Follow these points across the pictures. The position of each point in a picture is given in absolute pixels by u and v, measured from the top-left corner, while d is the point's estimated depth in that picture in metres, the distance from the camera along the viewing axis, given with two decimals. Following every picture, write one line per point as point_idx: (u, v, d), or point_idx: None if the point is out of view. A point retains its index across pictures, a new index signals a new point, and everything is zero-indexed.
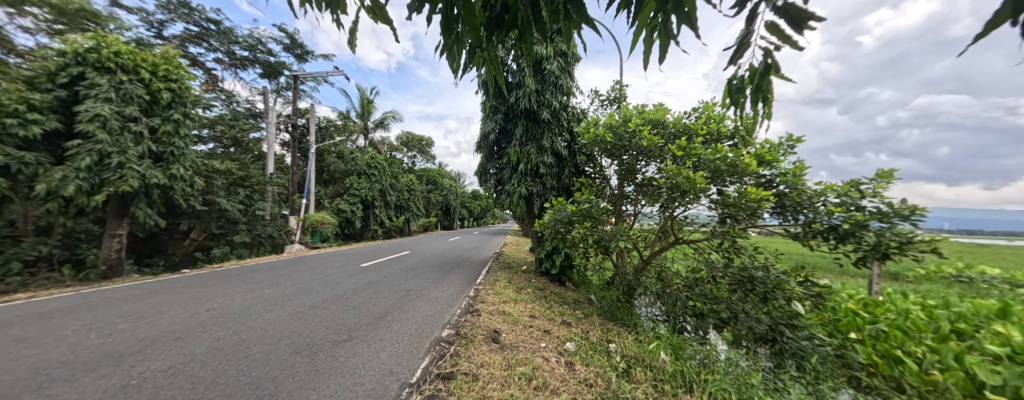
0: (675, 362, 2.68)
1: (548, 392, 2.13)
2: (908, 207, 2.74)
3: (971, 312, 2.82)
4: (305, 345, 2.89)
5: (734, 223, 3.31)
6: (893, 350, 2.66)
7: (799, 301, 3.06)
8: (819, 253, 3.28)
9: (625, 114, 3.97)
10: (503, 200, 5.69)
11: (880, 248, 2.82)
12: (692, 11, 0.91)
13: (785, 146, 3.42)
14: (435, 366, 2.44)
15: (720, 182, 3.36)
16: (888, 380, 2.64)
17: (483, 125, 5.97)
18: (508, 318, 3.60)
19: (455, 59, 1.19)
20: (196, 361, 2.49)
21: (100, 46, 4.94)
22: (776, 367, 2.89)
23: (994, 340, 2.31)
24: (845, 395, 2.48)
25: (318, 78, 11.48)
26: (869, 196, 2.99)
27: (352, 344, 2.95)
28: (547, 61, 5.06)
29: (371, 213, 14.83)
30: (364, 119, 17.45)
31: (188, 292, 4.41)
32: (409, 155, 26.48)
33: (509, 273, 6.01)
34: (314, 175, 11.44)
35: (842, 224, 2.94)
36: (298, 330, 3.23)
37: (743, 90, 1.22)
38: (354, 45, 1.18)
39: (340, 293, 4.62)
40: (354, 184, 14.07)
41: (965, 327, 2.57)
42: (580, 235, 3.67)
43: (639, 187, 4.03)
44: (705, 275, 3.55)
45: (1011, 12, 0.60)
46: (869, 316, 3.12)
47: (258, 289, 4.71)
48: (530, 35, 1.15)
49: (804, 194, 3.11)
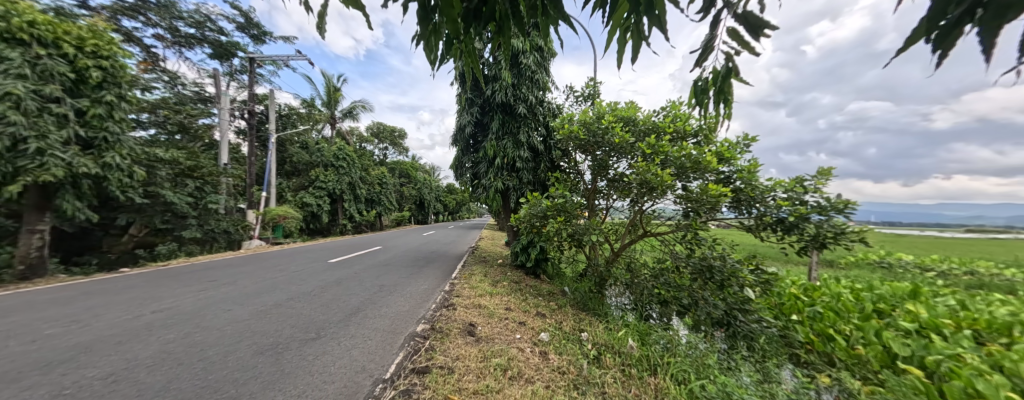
0: (641, 347, 2.87)
1: (523, 381, 2.21)
2: (842, 202, 3.06)
3: (890, 294, 3.28)
4: (269, 345, 2.74)
5: (696, 216, 3.52)
6: (827, 328, 3.03)
7: (750, 288, 3.33)
8: (768, 243, 3.57)
9: (598, 110, 4.09)
10: (479, 194, 5.65)
11: (819, 238, 3.15)
12: (661, 15, 1.00)
13: (741, 145, 3.69)
14: (410, 361, 2.43)
15: (684, 178, 3.58)
16: (822, 355, 3.00)
17: (458, 119, 5.88)
18: (484, 311, 3.63)
19: (432, 51, 1.20)
20: (142, 366, 2.30)
21: (10, 15, 4.30)
22: (730, 348, 3.16)
23: (907, 318, 2.74)
24: (785, 370, 2.80)
25: (277, 62, 10.67)
26: (811, 191, 3.31)
27: (321, 342, 2.85)
28: (523, 55, 5.04)
29: (338, 208, 14.17)
30: (331, 108, 16.57)
31: (128, 293, 4.02)
32: (380, 146, 25.52)
33: (485, 267, 6.02)
34: (275, 166, 10.70)
35: (788, 216, 3.22)
36: (261, 330, 3.07)
37: (706, 91, 1.36)
38: (323, 30, 1.15)
39: (306, 291, 4.40)
40: (320, 176, 13.33)
41: (884, 307, 3.00)
42: (555, 228, 3.74)
43: (611, 181, 4.14)
44: (670, 264, 3.74)
45: (915, 37, 0.73)
46: (808, 299, 3.51)
47: (213, 289, 4.37)
48: (508, 28, 1.18)
49: (757, 189, 3.36)
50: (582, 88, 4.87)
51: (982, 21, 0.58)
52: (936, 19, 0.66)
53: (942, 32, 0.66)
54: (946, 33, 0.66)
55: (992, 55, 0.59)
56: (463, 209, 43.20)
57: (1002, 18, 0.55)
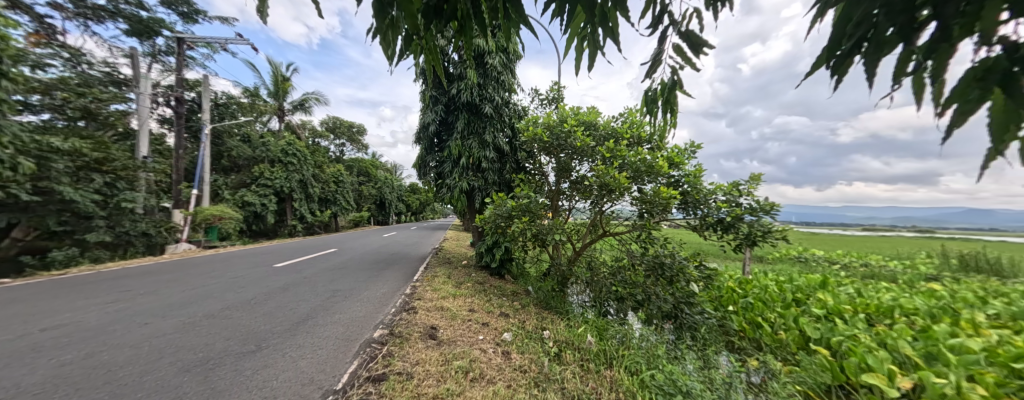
0: (599, 342, 3.01)
1: (484, 382, 2.20)
2: (769, 204, 3.47)
3: (806, 285, 3.78)
4: (197, 361, 2.44)
5: (649, 217, 3.75)
6: (756, 317, 3.40)
7: (695, 282, 3.63)
8: (710, 241, 3.92)
9: (562, 114, 4.24)
10: (443, 194, 5.54)
11: (751, 236, 3.51)
12: (614, 27, 1.06)
13: (689, 152, 4.01)
14: (365, 369, 2.31)
15: (640, 181, 3.79)
16: (752, 341, 3.37)
17: (422, 117, 5.72)
18: (446, 313, 3.55)
19: (389, 46, 1.16)
20: (25, 395, 1.93)
21: None
22: (677, 338, 3.43)
23: (818, 304, 3.18)
24: (722, 356, 3.10)
25: (211, 44, 9.56)
26: (745, 194, 3.69)
27: (262, 355, 2.60)
28: (489, 55, 5.04)
29: (286, 207, 13.10)
30: (278, 99, 15.26)
31: (11, 308, 3.35)
32: (335, 142, 24.01)
33: (448, 268, 5.89)
34: (208, 160, 9.57)
35: (727, 216, 3.58)
36: (189, 345, 2.72)
37: (656, 101, 1.51)
38: (265, 13, 1.05)
39: (246, 299, 3.98)
40: (264, 173, 12.17)
41: (801, 296, 3.44)
42: (519, 229, 3.78)
43: (574, 183, 4.27)
44: (626, 262, 3.93)
45: (819, 64, 0.85)
46: (741, 291, 3.92)
47: (126, 300, 3.79)
48: (469, 28, 1.17)
49: (701, 192, 3.69)
50: (547, 91, 4.97)
51: (866, 53, 0.70)
52: (833, 49, 0.77)
53: (839, 60, 0.77)
54: (841, 61, 0.77)
55: (873, 81, 0.69)
56: (426, 209, 42.11)
57: (881, 51, 0.67)
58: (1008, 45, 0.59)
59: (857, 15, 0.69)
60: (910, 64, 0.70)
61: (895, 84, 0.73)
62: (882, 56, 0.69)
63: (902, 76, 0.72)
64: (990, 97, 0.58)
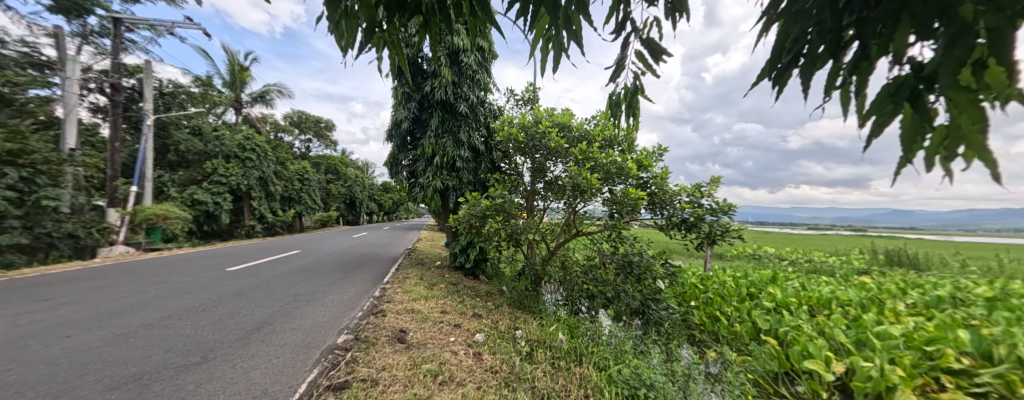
0: (571, 340, 3.06)
1: (454, 385, 2.17)
2: (727, 205, 3.71)
3: (760, 280, 4.07)
4: (129, 376, 2.21)
5: (619, 217, 3.87)
6: (715, 311, 3.62)
7: (661, 279, 3.79)
8: (675, 240, 4.10)
9: (536, 115, 4.28)
10: (416, 194, 5.42)
11: (711, 235, 3.73)
12: (577, 30, 1.10)
13: (657, 155, 4.19)
14: (326, 377, 2.19)
15: (611, 182, 3.91)
16: (710, 334, 3.58)
17: (394, 113, 5.55)
18: (417, 316, 3.47)
19: (348, 37, 1.12)
20: None
21: None
22: (644, 333, 3.58)
23: (769, 298, 3.44)
24: (684, 349, 3.27)
25: (155, 27, 8.71)
26: (706, 196, 3.92)
27: (208, 367, 2.40)
28: (463, 53, 4.97)
29: (244, 206, 12.24)
30: (234, 90, 14.20)
31: None
32: (299, 138, 22.74)
33: (421, 269, 5.75)
34: (150, 154, 8.68)
35: (690, 216, 3.77)
36: (121, 358, 2.45)
37: (619, 104, 1.59)
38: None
39: (191, 306, 3.66)
40: (218, 169, 11.22)
41: (754, 291, 3.71)
42: (493, 228, 3.77)
43: (549, 183, 4.32)
44: (598, 261, 4.02)
45: (763, 75, 0.92)
46: (703, 287, 4.16)
47: (46, 310, 3.36)
48: (434, 24, 1.16)
49: (667, 193, 3.88)
50: (522, 92, 5.00)
51: (802, 67, 0.77)
52: (776, 62, 0.83)
53: (780, 72, 0.84)
54: (782, 73, 0.84)
55: (807, 93, 0.78)
56: (399, 209, 41.00)
57: (813, 66, 0.75)
58: (913, 66, 0.67)
59: (794, 32, 0.77)
60: (837, 79, 0.79)
61: (825, 96, 0.82)
62: (815, 71, 0.77)
63: (831, 89, 0.80)
64: (901, 110, 0.66)
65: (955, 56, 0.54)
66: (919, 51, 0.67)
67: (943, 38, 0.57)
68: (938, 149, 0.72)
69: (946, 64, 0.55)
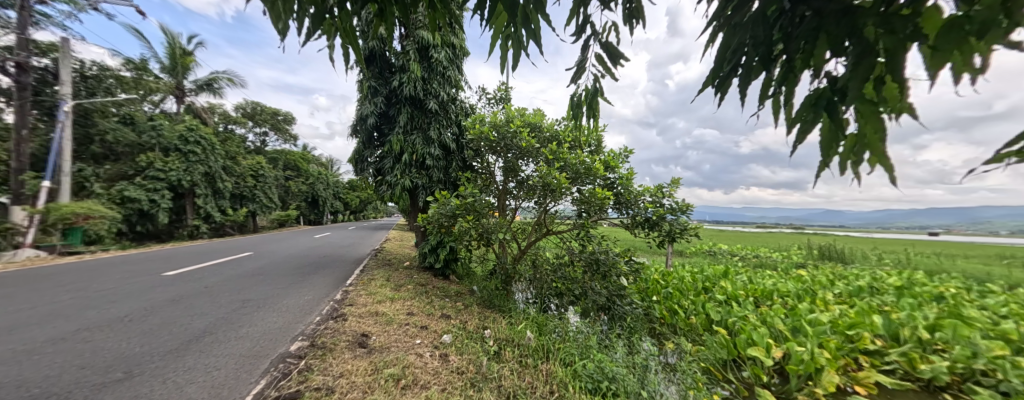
0: (538, 337, 3.10)
1: (417, 389, 2.12)
2: (686, 205, 3.93)
3: (716, 275, 4.37)
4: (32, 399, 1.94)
5: (587, 216, 3.98)
6: (673, 305, 3.82)
7: (625, 276, 3.93)
8: (639, 238, 4.29)
9: (508, 114, 4.28)
10: (383, 192, 5.24)
11: (671, 233, 3.94)
12: (537, 29, 1.13)
13: (623, 156, 4.36)
14: (275, 387, 2.05)
15: (580, 182, 4.00)
16: (669, 326, 3.78)
17: (359, 108, 5.32)
18: (381, 319, 3.35)
19: (296, 22, 1.05)
20: None
21: None
22: (609, 328, 3.71)
23: (722, 291, 3.70)
24: (645, 341, 3.44)
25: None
26: (667, 196, 4.14)
27: (133, 383, 2.16)
28: (434, 49, 4.86)
29: (186, 204, 11.17)
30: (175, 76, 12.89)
31: None
32: (253, 131, 21.10)
33: (388, 270, 5.57)
34: (66, 144, 7.58)
35: (653, 215, 3.96)
36: (23, 379, 2.15)
37: (581, 106, 1.64)
38: None
39: (117, 316, 3.28)
40: (155, 162, 10.13)
41: (710, 285, 3.97)
42: (463, 228, 3.73)
43: (520, 183, 4.35)
44: (567, 259, 4.09)
45: (707, 82, 0.99)
46: (664, 282, 4.39)
47: None
48: (389, 13, 1.12)
49: (632, 193, 4.03)
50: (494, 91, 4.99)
51: (740, 77, 0.84)
52: (718, 71, 0.90)
53: (721, 81, 0.91)
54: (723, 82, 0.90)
55: (744, 99, 0.85)
56: (366, 207, 39.46)
57: (749, 76, 0.82)
58: (829, 79, 0.75)
59: (733, 44, 0.83)
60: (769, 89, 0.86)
61: (759, 104, 0.89)
62: (751, 80, 0.83)
63: (764, 98, 0.88)
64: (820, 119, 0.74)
65: (861, 72, 0.62)
66: (834, 67, 0.75)
67: (853, 55, 0.65)
68: (848, 155, 0.81)
69: (853, 79, 0.63)
